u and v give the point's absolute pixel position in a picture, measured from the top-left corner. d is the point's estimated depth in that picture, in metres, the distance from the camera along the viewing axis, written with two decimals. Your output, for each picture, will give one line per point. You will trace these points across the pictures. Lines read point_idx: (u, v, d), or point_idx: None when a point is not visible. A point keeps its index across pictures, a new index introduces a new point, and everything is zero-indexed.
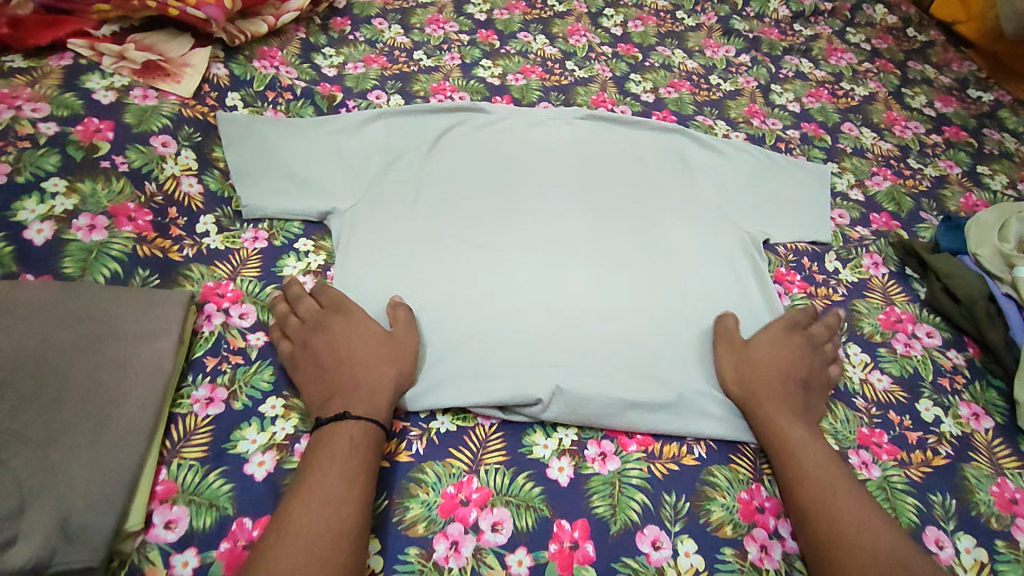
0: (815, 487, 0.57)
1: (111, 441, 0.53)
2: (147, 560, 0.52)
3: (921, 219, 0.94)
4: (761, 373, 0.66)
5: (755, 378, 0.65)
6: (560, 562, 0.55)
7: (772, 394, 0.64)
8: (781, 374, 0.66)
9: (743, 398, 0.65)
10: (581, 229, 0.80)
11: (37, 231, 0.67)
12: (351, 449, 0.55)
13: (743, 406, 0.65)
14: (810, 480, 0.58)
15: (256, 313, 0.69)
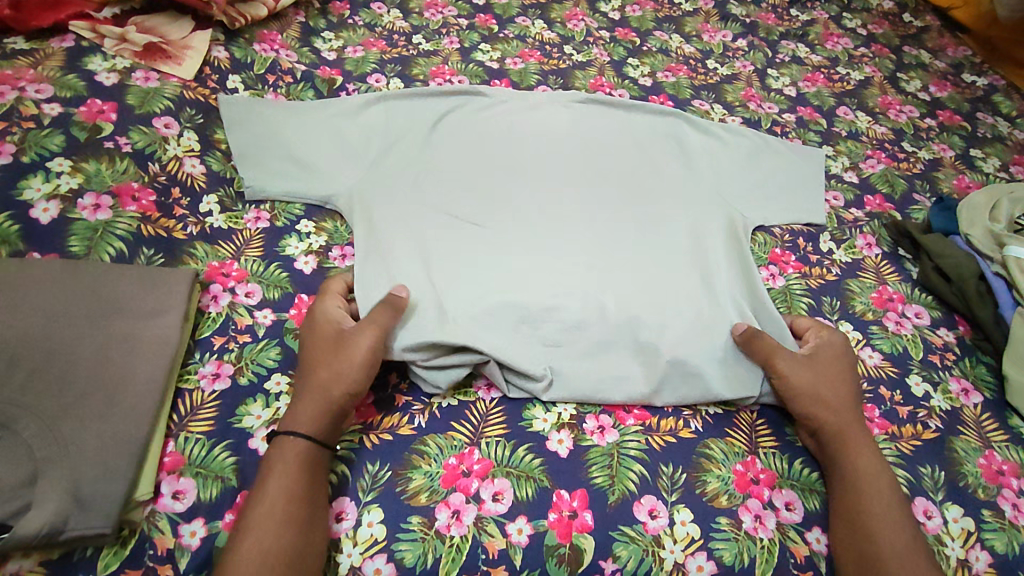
0: (871, 490, 0.58)
1: (120, 413, 0.54)
2: (156, 529, 0.52)
3: (914, 201, 0.95)
4: (832, 379, 0.65)
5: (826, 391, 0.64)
6: (559, 530, 0.56)
7: (843, 410, 0.63)
8: (846, 384, 0.65)
9: (817, 400, 0.63)
10: (580, 210, 0.81)
11: (42, 210, 0.67)
12: (280, 479, 0.53)
13: (820, 417, 0.62)
14: (866, 490, 0.58)
15: (261, 292, 0.70)
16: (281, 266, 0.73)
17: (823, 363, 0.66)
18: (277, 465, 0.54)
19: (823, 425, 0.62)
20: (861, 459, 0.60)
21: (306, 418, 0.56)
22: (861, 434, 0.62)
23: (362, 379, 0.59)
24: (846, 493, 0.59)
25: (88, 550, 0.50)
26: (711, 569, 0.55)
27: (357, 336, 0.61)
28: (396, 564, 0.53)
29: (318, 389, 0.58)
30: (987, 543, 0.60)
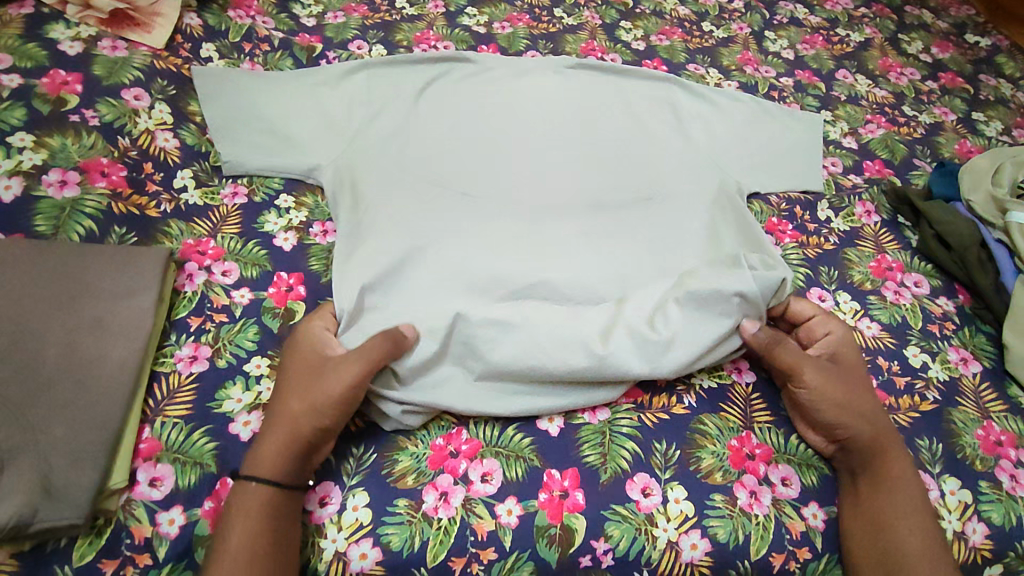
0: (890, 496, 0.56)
1: (91, 399, 0.52)
2: (132, 517, 0.50)
3: (914, 166, 0.93)
4: (852, 385, 0.61)
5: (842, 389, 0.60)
6: (550, 510, 0.54)
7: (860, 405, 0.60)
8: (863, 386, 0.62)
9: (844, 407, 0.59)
10: (568, 179, 0.79)
11: (4, 187, 0.64)
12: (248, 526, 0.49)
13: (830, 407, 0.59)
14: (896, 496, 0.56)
15: (239, 270, 0.67)
16: (259, 244, 0.70)
17: (842, 369, 0.63)
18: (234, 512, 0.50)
19: (855, 431, 0.58)
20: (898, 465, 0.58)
21: (273, 455, 0.52)
22: (894, 437, 0.59)
23: (333, 419, 0.54)
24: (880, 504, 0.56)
25: (62, 541, 0.48)
26: (705, 546, 0.54)
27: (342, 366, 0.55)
28: (383, 548, 0.52)
29: (290, 421, 0.53)
30: (984, 516, 0.58)
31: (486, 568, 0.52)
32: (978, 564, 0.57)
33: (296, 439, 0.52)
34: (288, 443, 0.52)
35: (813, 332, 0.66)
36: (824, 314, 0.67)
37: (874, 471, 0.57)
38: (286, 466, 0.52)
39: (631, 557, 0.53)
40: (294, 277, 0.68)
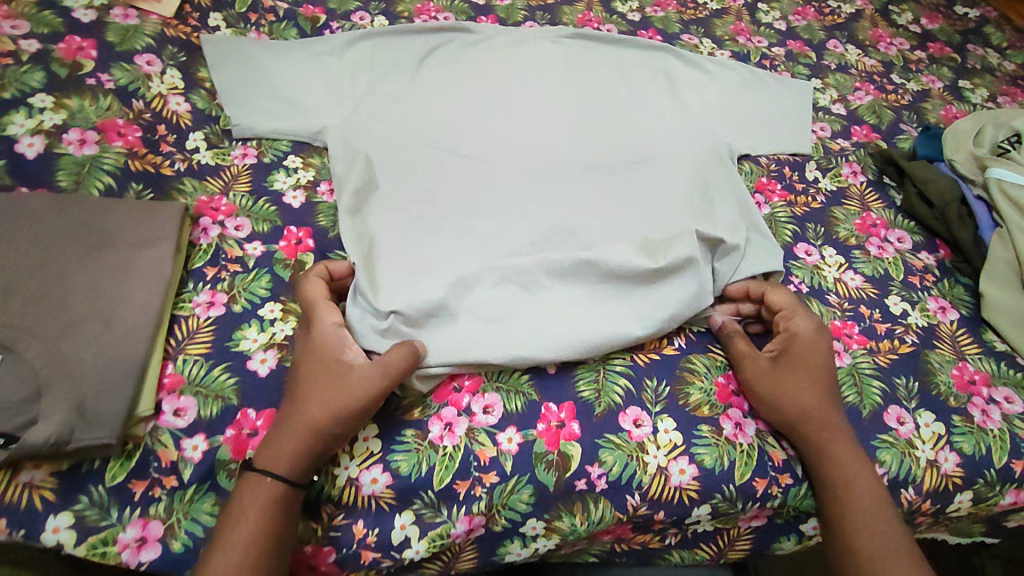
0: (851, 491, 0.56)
1: (119, 335, 0.55)
2: (159, 443, 0.54)
3: (900, 130, 0.96)
4: (802, 379, 0.61)
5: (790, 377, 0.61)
6: (548, 439, 0.58)
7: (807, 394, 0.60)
8: (819, 376, 0.61)
9: (774, 405, 0.59)
10: (564, 141, 0.82)
11: (27, 145, 0.67)
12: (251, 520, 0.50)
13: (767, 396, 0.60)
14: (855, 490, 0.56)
15: (251, 225, 0.71)
16: (269, 201, 0.74)
17: (791, 360, 0.62)
18: (224, 548, 0.49)
19: (795, 433, 0.59)
20: (855, 463, 0.57)
21: (285, 451, 0.53)
22: (843, 431, 0.59)
23: (354, 418, 0.55)
24: (843, 515, 0.56)
25: (96, 462, 0.52)
26: (693, 471, 0.58)
27: (360, 371, 0.56)
28: (392, 473, 0.55)
29: (309, 420, 0.54)
30: (956, 446, 0.62)
31: (488, 491, 0.56)
32: (949, 490, 0.61)
33: (315, 438, 0.53)
34: (305, 438, 0.53)
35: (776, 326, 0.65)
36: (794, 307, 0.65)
37: (832, 478, 0.57)
38: (299, 468, 0.53)
39: (623, 481, 0.57)
40: (303, 230, 0.72)
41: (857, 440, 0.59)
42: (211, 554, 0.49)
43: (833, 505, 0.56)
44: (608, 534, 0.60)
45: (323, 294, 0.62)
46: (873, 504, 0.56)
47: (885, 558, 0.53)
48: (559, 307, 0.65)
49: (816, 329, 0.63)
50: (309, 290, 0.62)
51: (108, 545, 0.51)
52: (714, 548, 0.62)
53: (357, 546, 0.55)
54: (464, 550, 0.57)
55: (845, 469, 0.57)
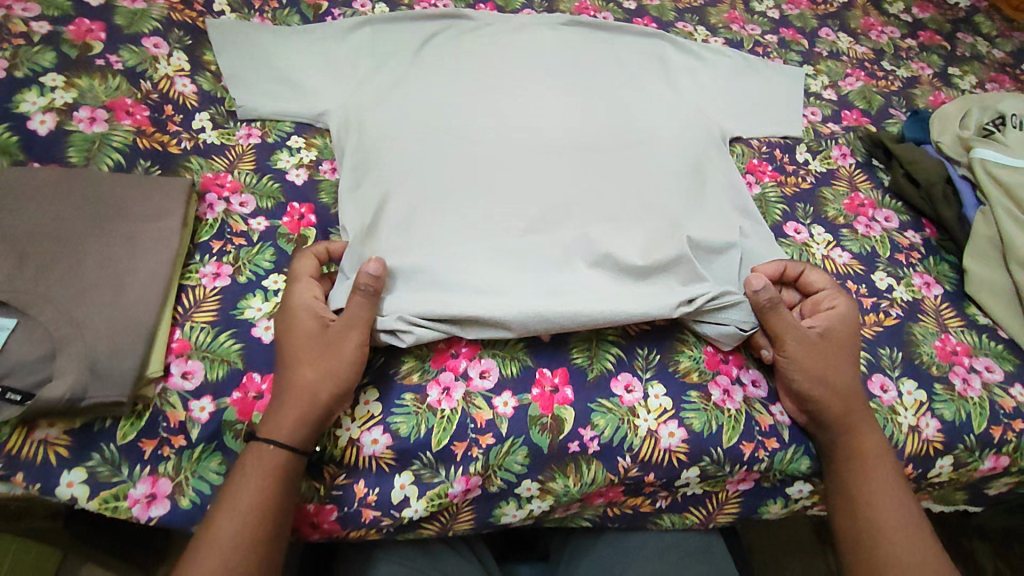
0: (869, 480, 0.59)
1: (129, 301, 0.58)
2: (168, 404, 0.56)
3: (889, 115, 0.98)
4: (842, 357, 0.62)
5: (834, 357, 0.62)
6: (542, 403, 0.60)
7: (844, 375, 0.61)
8: (850, 354, 0.63)
9: (828, 380, 0.60)
10: (560, 123, 0.84)
11: (40, 122, 0.69)
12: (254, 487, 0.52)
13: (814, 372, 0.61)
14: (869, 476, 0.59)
15: (255, 202, 0.73)
16: (273, 178, 0.76)
17: (834, 339, 0.63)
18: (228, 514, 0.51)
19: (824, 413, 0.60)
20: (870, 440, 0.60)
21: (285, 419, 0.54)
22: (865, 410, 0.61)
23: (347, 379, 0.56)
24: (862, 492, 0.58)
25: (108, 421, 0.55)
26: (682, 434, 0.60)
27: (343, 334, 0.58)
28: (392, 434, 0.58)
29: (305, 385, 0.55)
30: (937, 413, 0.64)
31: (484, 451, 0.58)
32: (931, 454, 0.64)
33: (312, 405, 0.55)
34: (305, 404, 0.55)
35: (818, 305, 0.66)
36: (835, 288, 0.67)
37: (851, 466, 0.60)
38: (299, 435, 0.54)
39: (615, 443, 0.59)
40: (306, 206, 0.74)
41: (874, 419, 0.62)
42: (215, 517, 0.51)
43: (852, 481, 0.59)
44: (601, 498, 0.62)
45: (314, 271, 0.64)
46: (885, 479, 0.59)
47: (897, 530, 0.57)
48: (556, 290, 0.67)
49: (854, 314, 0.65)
50: (299, 267, 0.64)
51: (120, 500, 0.53)
52: (704, 512, 0.65)
53: (358, 505, 0.57)
54: (461, 511, 0.59)
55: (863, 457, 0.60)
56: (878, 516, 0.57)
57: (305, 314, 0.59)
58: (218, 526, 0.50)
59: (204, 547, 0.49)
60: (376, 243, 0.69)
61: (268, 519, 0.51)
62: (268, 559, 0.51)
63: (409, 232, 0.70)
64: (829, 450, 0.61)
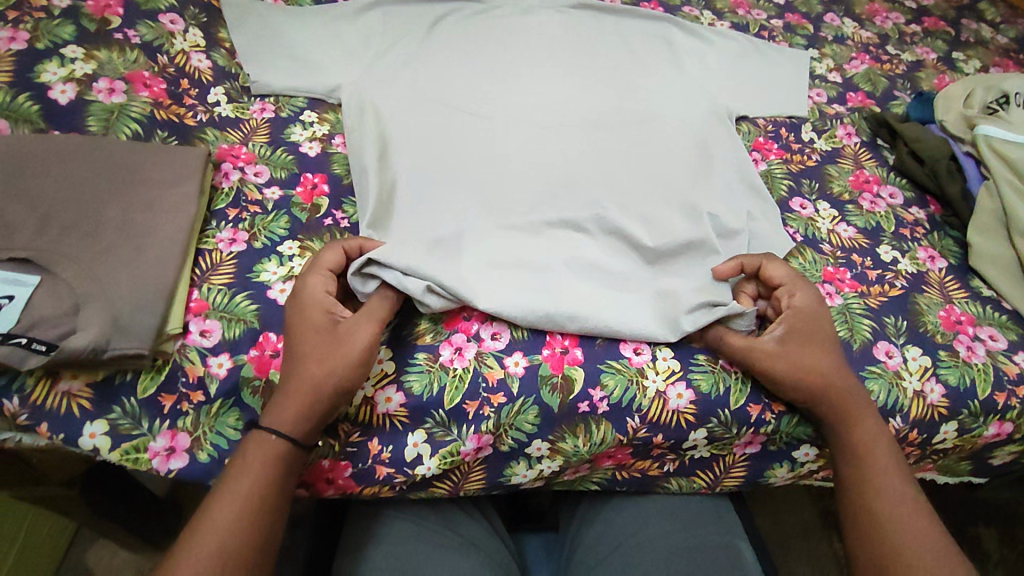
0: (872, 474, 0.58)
1: (149, 262, 0.59)
2: (187, 359, 0.58)
3: (894, 97, 0.99)
4: (813, 354, 0.60)
5: (810, 353, 0.60)
6: (552, 363, 0.61)
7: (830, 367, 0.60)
8: (829, 348, 0.61)
9: (807, 378, 0.59)
10: (567, 101, 0.86)
11: (60, 91, 0.70)
12: (253, 474, 0.51)
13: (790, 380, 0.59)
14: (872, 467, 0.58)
15: (269, 172, 0.74)
16: (287, 150, 0.77)
17: (799, 336, 0.61)
18: (225, 500, 0.49)
19: (818, 405, 0.60)
20: (872, 428, 0.59)
21: (284, 408, 0.53)
22: (866, 401, 0.61)
23: (347, 377, 0.54)
24: (867, 481, 0.57)
25: (129, 375, 0.56)
26: (690, 396, 0.61)
27: (351, 329, 0.56)
28: (406, 391, 0.59)
29: (310, 379, 0.53)
30: (941, 378, 0.65)
31: (496, 410, 0.59)
32: (936, 419, 0.64)
33: (316, 395, 0.53)
34: (310, 397, 0.53)
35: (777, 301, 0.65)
36: (794, 280, 0.65)
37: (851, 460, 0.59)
38: (305, 424, 0.53)
39: (624, 403, 0.60)
40: (319, 177, 0.75)
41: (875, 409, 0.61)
42: (210, 505, 0.49)
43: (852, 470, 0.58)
44: (610, 460, 0.64)
45: (338, 265, 0.61)
46: (889, 468, 0.58)
47: (904, 519, 0.55)
48: (570, 277, 0.67)
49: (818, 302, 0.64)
50: (324, 258, 0.60)
51: (140, 452, 0.55)
52: (711, 475, 0.66)
53: (372, 462, 0.58)
54: (473, 470, 0.60)
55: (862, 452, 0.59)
56: (882, 505, 0.56)
57: (316, 305, 0.57)
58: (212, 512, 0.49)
59: (197, 533, 0.48)
60: (387, 218, 0.70)
61: (261, 509, 0.50)
62: (260, 550, 0.49)
63: (420, 209, 0.70)
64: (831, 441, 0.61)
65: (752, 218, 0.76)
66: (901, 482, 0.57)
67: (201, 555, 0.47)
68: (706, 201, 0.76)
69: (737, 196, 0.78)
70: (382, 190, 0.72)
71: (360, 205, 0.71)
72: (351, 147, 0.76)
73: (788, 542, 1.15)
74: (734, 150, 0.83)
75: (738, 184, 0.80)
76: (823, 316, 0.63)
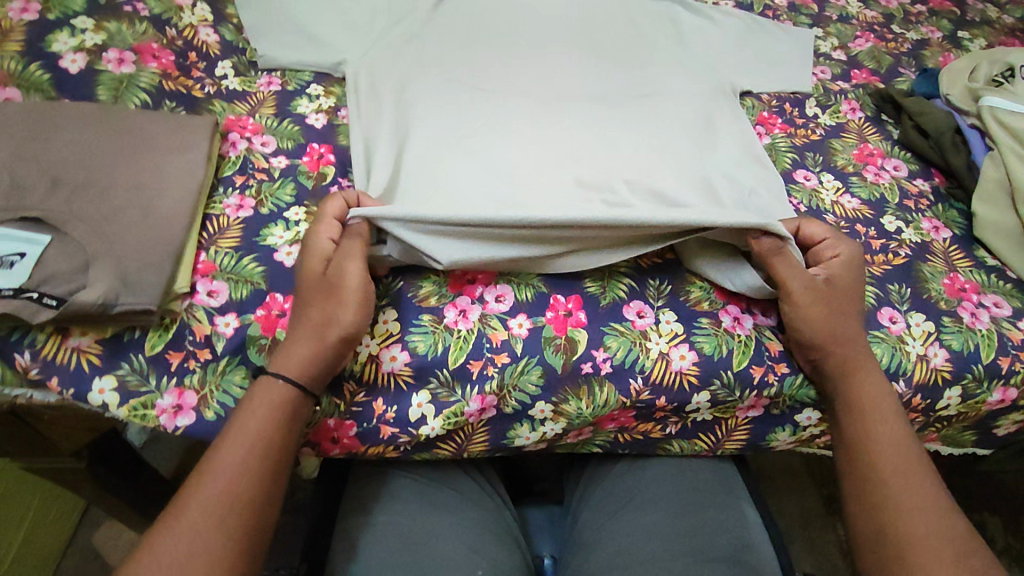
0: (872, 429, 0.58)
1: (157, 224, 0.59)
2: (195, 318, 0.59)
3: (899, 74, 0.99)
4: (844, 303, 0.62)
5: (840, 304, 0.61)
6: (556, 325, 0.62)
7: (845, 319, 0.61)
8: (854, 298, 0.62)
9: (834, 331, 0.60)
10: (571, 76, 0.86)
11: (71, 61, 0.71)
12: (258, 419, 0.51)
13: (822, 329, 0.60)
14: (870, 421, 0.58)
15: (276, 142, 0.75)
16: (293, 122, 0.78)
17: (839, 288, 0.62)
18: (231, 444, 0.50)
19: (825, 357, 0.60)
20: (874, 385, 0.60)
21: (288, 352, 0.54)
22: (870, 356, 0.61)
23: (358, 316, 0.56)
24: (863, 436, 0.58)
25: (137, 333, 0.57)
26: (693, 357, 0.62)
27: (341, 268, 0.57)
28: (411, 351, 0.59)
29: (310, 326, 0.55)
30: (945, 342, 0.66)
31: (500, 369, 0.59)
32: (940, 383, 0.65)
33: (320, 341, 0.54)
34: (317, 345, 0.54)
35: (821, 255, 0.65)
36: (835, 236, 0.65)
37: (849, 414, 0.59)
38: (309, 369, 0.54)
39: (627, 364, 0.61)
40: (325, 147, 0.76)
41: (879, 367, 0.61)
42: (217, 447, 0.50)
43: (850, 423, 0.59)
44: (612, 423, 0.64)
45: (341, 214, 0.61)
46: (889, 426, 0.58)
47: (901, 477, 0.56)
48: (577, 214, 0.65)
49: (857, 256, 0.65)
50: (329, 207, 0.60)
51: (148, 409, 0.55)
52: (713, 438, 0.67)
53: (377, 421, 0.58)
54: (477, 431, 0.61)
55: (863, 407, 0.59)
56: (879, 463, 0.57)
57: (315, 254, 0.58)
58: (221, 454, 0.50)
59: (206, 475, 0.49)
60: (391, 186, 0.70)
61: (269, 454, 0.51)
62: (268, 494, 0.50)
63: (428, 178, 0.70)
64: (832, 398, 0.61)
65: (757, 189, 0.76)
66: (900, 436, 0.58)
67: (205, 496, 0.48)
68: (710, 172, 0.76)
69: (743, 166, 0.78)
70: (385, 161, 0.72)
71: (366, 176, 0.72)
72: (355, 120, 0.77)
73: (791, 530, 1.15)
74: (739, 125, 0.83)
75: (743, 156, 0.79)
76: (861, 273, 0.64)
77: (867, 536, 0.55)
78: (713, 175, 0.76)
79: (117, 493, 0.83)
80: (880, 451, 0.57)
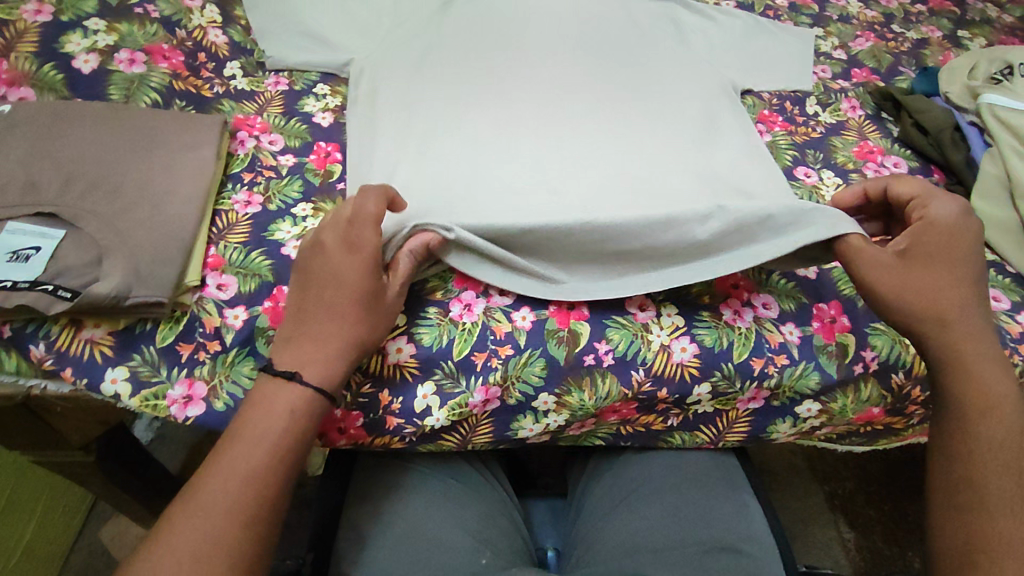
0: (981, 431, 0.56)
1: (168, 218, 0.60)
2: (205, 310, 0.60)
3: (899, 73, 1.00)
4: (932, 275, 0.58)
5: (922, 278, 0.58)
6: (558, 318, 0.63)
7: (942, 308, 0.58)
8: (960, 277, 0.59)
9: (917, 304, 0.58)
10: (575, 76, 0.87)
11: (84, 61, 0.73)
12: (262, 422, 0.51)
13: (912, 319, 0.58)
14: (980, 423, 0.56)
15: (284, 141, 0.76)
16: (300, 120, 0.79)
17: (922, 257, 0.59)
18: (241, 444, 0.50)
19: (932, 341, 0.58)
20: (997, 393, 0.57)
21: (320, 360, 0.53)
22: (992, 355, 0.58)
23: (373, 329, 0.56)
24: (968, 436, 0.56)
25: (148, 324, 0.58)
26: (693, 349, 0.63)
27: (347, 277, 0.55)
28: (417, 343, 0.60)
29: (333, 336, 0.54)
30: None
31: (504, 361, 0.60)
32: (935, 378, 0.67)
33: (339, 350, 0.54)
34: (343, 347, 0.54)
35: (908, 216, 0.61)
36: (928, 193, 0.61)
37: (960, 409, 0.57)
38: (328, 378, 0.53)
39: (629, 357, 0.62)
40: (332, 145, 0.77)
41: (1001, 362, 0.58)
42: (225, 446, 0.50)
43: (956, 420, 0.57)
44: (615, 415, 0.65)
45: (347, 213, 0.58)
46: (1001, 432, 0.56)
47: (1006, 494, 0.54)
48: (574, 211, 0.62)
49: (957, 215, 0.59)
50: (366, 208, 0.56)
51: (159, 399, 0.57)
52: (714, 431, 0.68)
53: (383, 412, 0.59)
54: (481, 423, 0.62)
55: (979, 407, 0.57)
56: (979, 469, 0.55)
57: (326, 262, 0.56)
58: (240, 448, 0.50)
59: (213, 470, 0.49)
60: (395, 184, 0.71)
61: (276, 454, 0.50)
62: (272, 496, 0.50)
63: (430, 179, 0.71)
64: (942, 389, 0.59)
65: (758, 183, 0.77)
66: (1011, 444, 0.56)
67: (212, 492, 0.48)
68: (708, 169, 0.77)
69: (746, 166, 0.79)
70: (386, 161, 0.73)
71: (369, 172, 0.72)
72: (358, 119, 0.78)
73: (793, 526, 1.15)
74: (740, 122, 0.84)
75: (744, 153, 0.80)
76: (955, 234, 0.59)
77: (953, 548, 0.54)
78: (715, 175, 0.76)
79: (126, 486, 0.84)
80: (986, 461, 0.55)
